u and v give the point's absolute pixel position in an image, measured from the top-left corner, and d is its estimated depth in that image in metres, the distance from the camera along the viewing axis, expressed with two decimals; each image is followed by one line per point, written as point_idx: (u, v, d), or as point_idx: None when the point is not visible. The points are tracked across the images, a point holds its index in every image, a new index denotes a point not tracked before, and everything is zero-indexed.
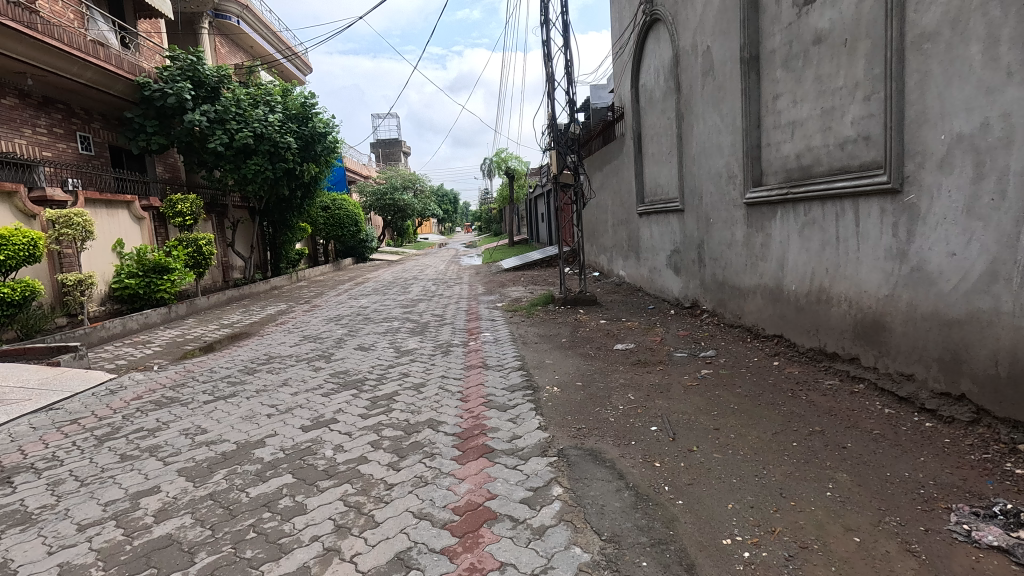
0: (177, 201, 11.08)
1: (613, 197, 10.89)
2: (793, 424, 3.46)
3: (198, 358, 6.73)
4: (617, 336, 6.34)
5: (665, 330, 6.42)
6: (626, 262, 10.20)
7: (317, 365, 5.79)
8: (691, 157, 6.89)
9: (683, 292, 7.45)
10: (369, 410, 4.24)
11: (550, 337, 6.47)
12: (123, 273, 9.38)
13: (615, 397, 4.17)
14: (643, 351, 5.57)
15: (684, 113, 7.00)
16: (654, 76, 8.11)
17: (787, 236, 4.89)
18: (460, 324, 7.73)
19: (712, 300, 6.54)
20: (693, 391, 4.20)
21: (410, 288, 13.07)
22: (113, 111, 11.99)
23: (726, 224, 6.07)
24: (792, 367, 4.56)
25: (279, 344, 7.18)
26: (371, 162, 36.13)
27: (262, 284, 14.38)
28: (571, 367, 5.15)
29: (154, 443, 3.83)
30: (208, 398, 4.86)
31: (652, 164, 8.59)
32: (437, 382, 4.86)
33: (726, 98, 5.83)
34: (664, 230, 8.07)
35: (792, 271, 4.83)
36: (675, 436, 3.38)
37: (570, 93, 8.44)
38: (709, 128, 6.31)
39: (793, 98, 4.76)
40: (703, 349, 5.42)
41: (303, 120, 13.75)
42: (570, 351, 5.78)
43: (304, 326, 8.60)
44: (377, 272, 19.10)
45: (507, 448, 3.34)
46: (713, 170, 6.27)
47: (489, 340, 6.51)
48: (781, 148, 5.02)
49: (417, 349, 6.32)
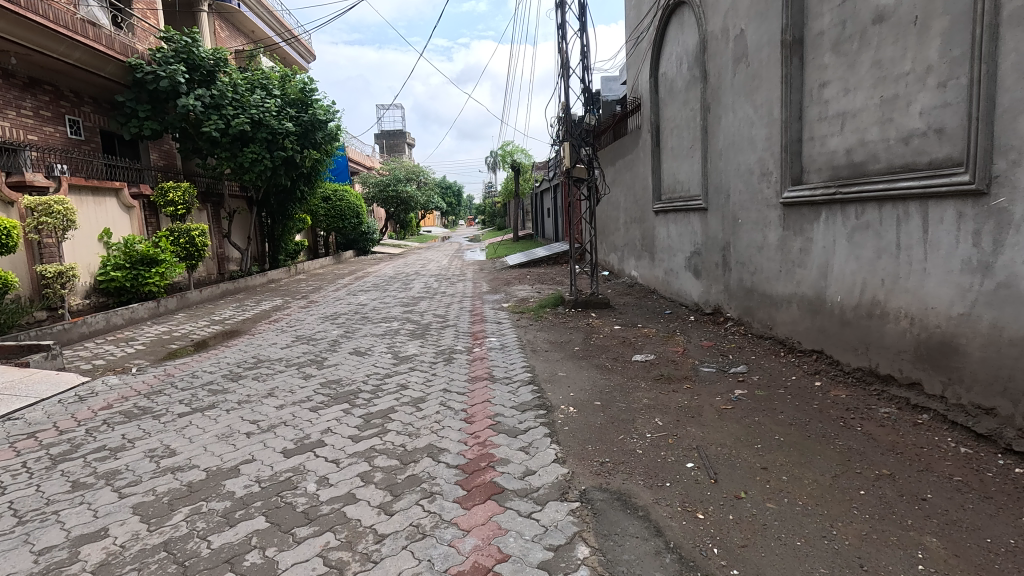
0: (169, 189, 10.57)
1: (626, 194, 10.34)
2: (854, 464, 2.96)
3: (181, 360, 6.24)
4: (634, 346, 5.83)
5: (687, 339, 5.92)
6: (640, 262, 9.68)
7: (307, 372, 5.30)
8: (717, 152, 6.36)
9: (704, 298, 6.93)
10: (361, 430, 3.75)
11: (562, 345, 5.96)
12: (109, 264, 8.91)
13: (641, 423, 3.67)
14: (666, 364, 5.06)
15: (710, 103, 6.46)
16: (676, 64, 7.57)
17: (831, 241, 4.38)
18: (463, 327, 7.21)
19: (738, 307, 6.01)
20: (728, 417, 3.70)
21: (411, 285, 12.54)
22: (105, 94, 11.48)
23: (757, 226, 5.54)
24: (838, 390, 4.05)
25: (270, 345, 6.69)
26: (374, 153, 35.56)
27: (258, 277, 13.87)
28: (587, 382, 4.64)
29: (113, 467, 3.35)
30: (183, 411, 4.36)
31: (671, 159, 8.05)
32: (438, 398, 4.36)
33: (761, 86, 5.29)
34: (684, 230, 7.54)
35: (837, 281, 4.31)
36: (717, 477, 2.89)
37: (586, 82, 7.90)
38: (739, 121, 5.77)
39: (844, 86, 4.23)
40: (732, 365, 4.90)
41: (302, 106, 13.21)
42: (584, 362, 5.28)
43: (298, 325, 8.11)
44: (378, 266, 18.59)
45: (519, 488, 2.84)
46: (743, 166, 5.74)
47: (495, 347, 6.01)
48: (828, 142, 4.48)
49: (418, 355, 5.81)
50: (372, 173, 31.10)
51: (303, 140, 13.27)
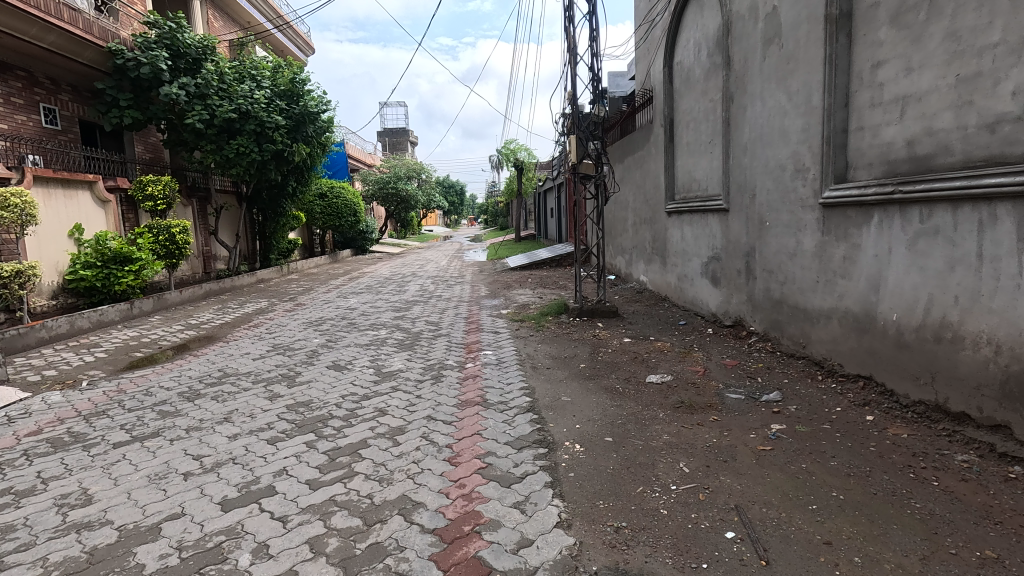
0: (147, 183, 9.97)
1: (636, 193, 9.65)
2: (945, 540, 2.29)
3: (141, 371, 5.58)
4: (648, 363, 5.18)
5: (706, 357, 5.25)
6: (649, 267, 9.01)
7: (276, 391, 4.65)
8: (741, 147, 5.70)
9: (724, 309, 6.26)
10: (323, 473, 3.10)
11: (566, 362, 5.29)
12: (78, 263, 8.31)
13: (663, 470, 3.01)
14: (686, 389, 4.40)
15: (734, 91, 5.79)
16: (695, 51, 6.90)
17: (885, 249, 3.72)
18: (457, 337, 6.54)
19: (765, 321, 5.35)
20: (768, 463, 3.03)
21: (406, 287, 11.88)
22: (85, 82, 10.86)
23: (788, 229, 4.88)
24: (897, 428, 3.38)
25: (241, 356, 6.02)
26: (374, 150, 34.88)
27: (247, 276, 13.24)
28: (596, 410, 3.98)
29: (8, 522, 2.69)
30: (120, 440, 3.70)
31: (686, 156, 7.38)
32: (420, 429, 3.69)
33: (798, 69, 4.62)
34: (700, 233, 6.88)
35: (893, 296, 3.65)
36: (768, 556, 2.22)
37: (595, 70, 7.25)
38: (769, 110, 5.10)
39: (905, 66, 3.56)
40: (764, 390, 4.23)
41: (293, 97, 12.48)
42: (591, 384, 4.62)
43: (278, 332, 7.44)
44: (374, 266, 17.92)
45: (512, 569, 2.19)
46: (773, 161, 5.07)
47: (490, 362, 5.34)
48: (882, 132, 3.81)
49: (403, 371, 5.14)
50: (372, 171, 30.39)
51: (294, 133, 12.53)
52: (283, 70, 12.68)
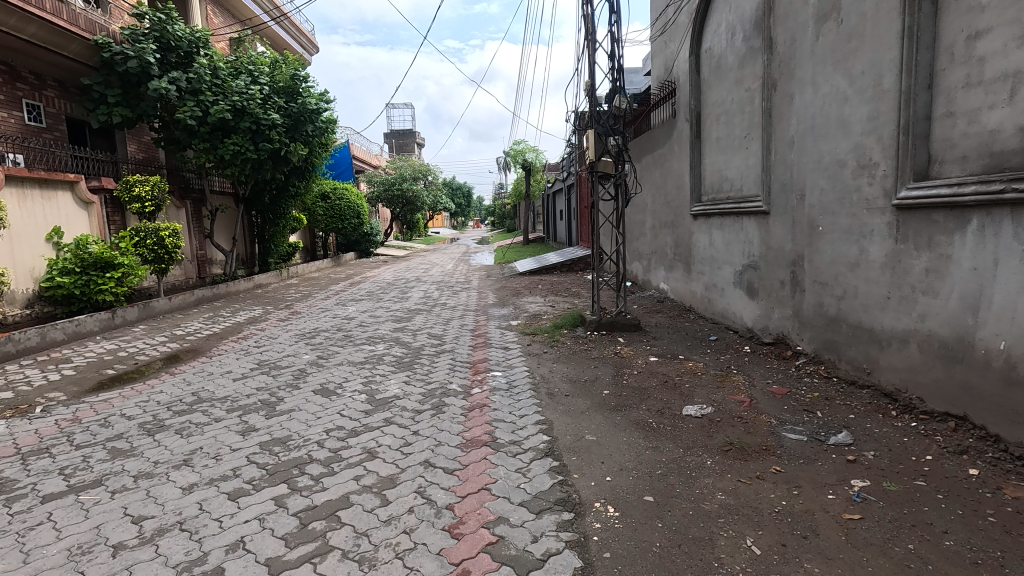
0: (135, 182, 9.34)
1: (656, 195, 8.93)
2: None
3: (106, 394, 4.94)
4: (682, 389, 4.48)
5: (749, 383, 4.55)
6: (671, 274, 8.32)
7: (249, 424, 3.98)
8: (786, 141, 5.00)
9: (763, 324, 5.58)
10: (289, 548, 2.44)
11: (586, 388, 4.60)
12: (56, 269, 7.71)
13: (728, 552, 2.31)
14: (733, 427, 3.69)
15: (778, 77, 5.09)
16: (727, 36, 6.23)
17: (989, 261, 3.02)
18: (463, 354, 5.86)
19: (817, 341, 4.65)
20: (864, 543, 2.33)
21: (409, 293, 11.23)
22: (72, 77, 10.31)
23: (849, 236, 4.17)
24: (1017, 489, 2.67)
25: (221, 376, 5.36)
26: (381, 151, 34.30)
27: (244, 282, 12.65)
28: (629, 456, 3.29)
29: None
30: (53, 491, 3.06)
31: (716, 152, 6.69)
32: (415, 481, 3.02)
33: (863, 47, 3.92)
34: (733, 239, 6.19)
35: (1001, 321, 2.95)
36: None
37: (615, 58, 6.56)
38: (823, 96, 4.40)
39: (1017, 34, 2.87)
40: (829, 430, 3.53)
41: (292, 94, 11.91)
42: (617, 417, 3.92)
43: (266, 345, 6.78)
44: (377, 270, 17.30)
45: None
46: (829, 157, 4.37)
47: (500, 387, 4.65)
48: (982, 118, 3.11)
49: (400, 398, 4.46)
50: (377, 172, 29.78)
51: (293, 132, 11.90)
52: (281, 65, 12.09)
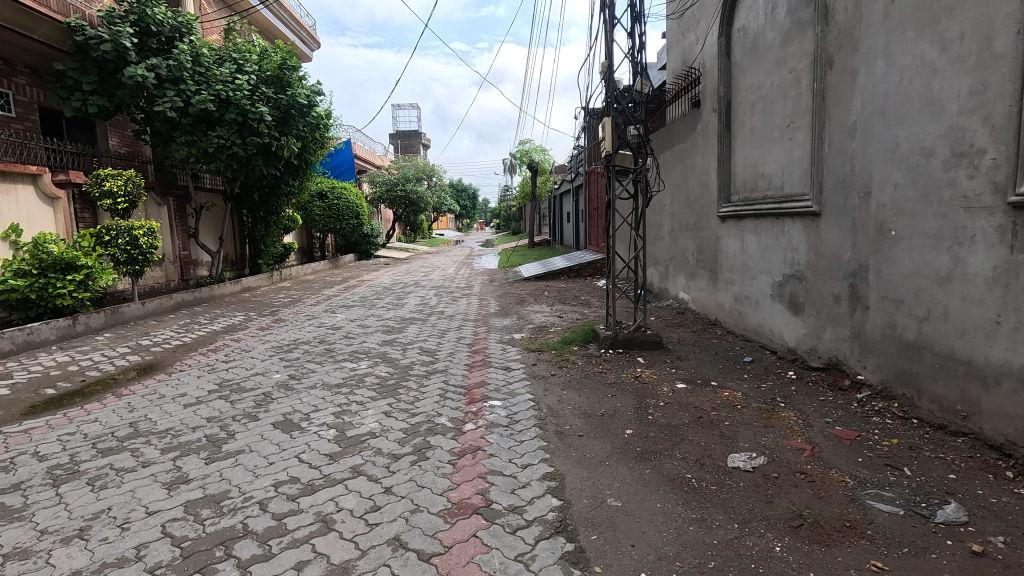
0: (106, 176, 8.48)
1: (676, 195, 8.10)
2: None
3: (29, 424, 4.14)
4: (723, 429, 3.63)
5: (805, 423, 3.68)
6: (693, 283, 7.49)
7: (182, 473, 3.16)
8: (846, 128, 4.16)
9: (809, 344, 4.74)
10: None
11: (604, 426, 3.76)
12: (9, 270, 6.92)
13: None
14: (799, 489, 2.83)
15: (837, 50, 4.25)
16: (766, 9, 5.40)
17: None
18: (456, 376, 5.03)
19: (887, 371, 3.79)
20: None
21: (405, 299, 10.42)
22: (45, 64, 9.56)
23: (937, 243, 3.32)
24: None
25: (171, 401, 4.55)
26: (383, 151, 33.53)
27: (232, 284, 11.89)
28: (669, 537, 2.43)
29: None
30: None
31: (751, 145, 5.84)
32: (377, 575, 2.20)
33: (964, 2, 3.09)
34: (771, 244, 5.34)
35: None
36: None
37: (636, 36, 5.74)
38: (902, 70, 3.56)
39: None
40: (930, 499, 2.67)
41: (283, 85, 11.12)
42: (646, 470, 3.08)
43: (234, 360, 5.96)
44: (375, 273, 16.51)
45: None
46: (907, 145, 3.54)
47: (498, 423, 3.81)
48: None
49: (376, 436, 3.64)
50: (379, 172, 28.97)
51: (284, 126, 11.11)
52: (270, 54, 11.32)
